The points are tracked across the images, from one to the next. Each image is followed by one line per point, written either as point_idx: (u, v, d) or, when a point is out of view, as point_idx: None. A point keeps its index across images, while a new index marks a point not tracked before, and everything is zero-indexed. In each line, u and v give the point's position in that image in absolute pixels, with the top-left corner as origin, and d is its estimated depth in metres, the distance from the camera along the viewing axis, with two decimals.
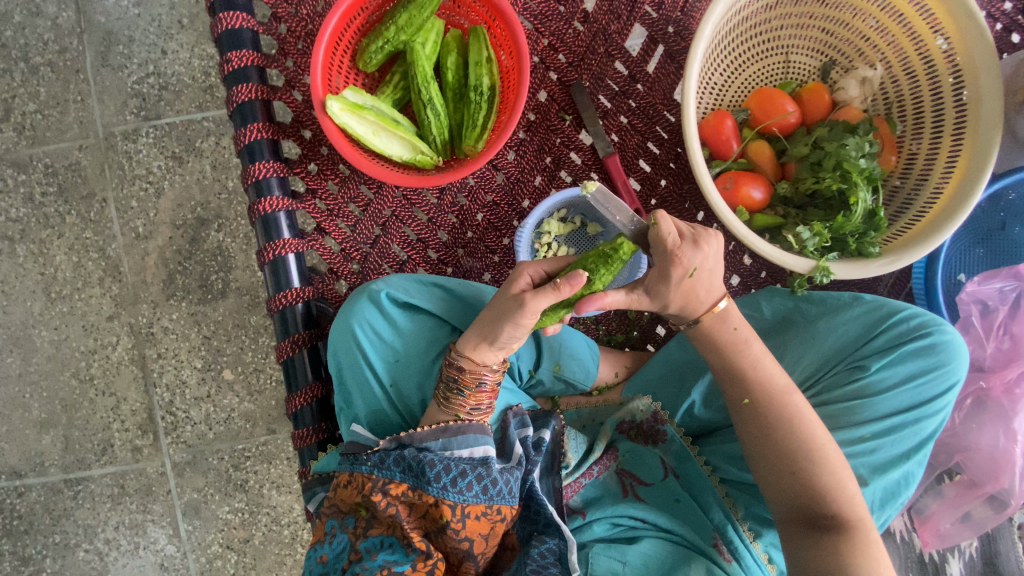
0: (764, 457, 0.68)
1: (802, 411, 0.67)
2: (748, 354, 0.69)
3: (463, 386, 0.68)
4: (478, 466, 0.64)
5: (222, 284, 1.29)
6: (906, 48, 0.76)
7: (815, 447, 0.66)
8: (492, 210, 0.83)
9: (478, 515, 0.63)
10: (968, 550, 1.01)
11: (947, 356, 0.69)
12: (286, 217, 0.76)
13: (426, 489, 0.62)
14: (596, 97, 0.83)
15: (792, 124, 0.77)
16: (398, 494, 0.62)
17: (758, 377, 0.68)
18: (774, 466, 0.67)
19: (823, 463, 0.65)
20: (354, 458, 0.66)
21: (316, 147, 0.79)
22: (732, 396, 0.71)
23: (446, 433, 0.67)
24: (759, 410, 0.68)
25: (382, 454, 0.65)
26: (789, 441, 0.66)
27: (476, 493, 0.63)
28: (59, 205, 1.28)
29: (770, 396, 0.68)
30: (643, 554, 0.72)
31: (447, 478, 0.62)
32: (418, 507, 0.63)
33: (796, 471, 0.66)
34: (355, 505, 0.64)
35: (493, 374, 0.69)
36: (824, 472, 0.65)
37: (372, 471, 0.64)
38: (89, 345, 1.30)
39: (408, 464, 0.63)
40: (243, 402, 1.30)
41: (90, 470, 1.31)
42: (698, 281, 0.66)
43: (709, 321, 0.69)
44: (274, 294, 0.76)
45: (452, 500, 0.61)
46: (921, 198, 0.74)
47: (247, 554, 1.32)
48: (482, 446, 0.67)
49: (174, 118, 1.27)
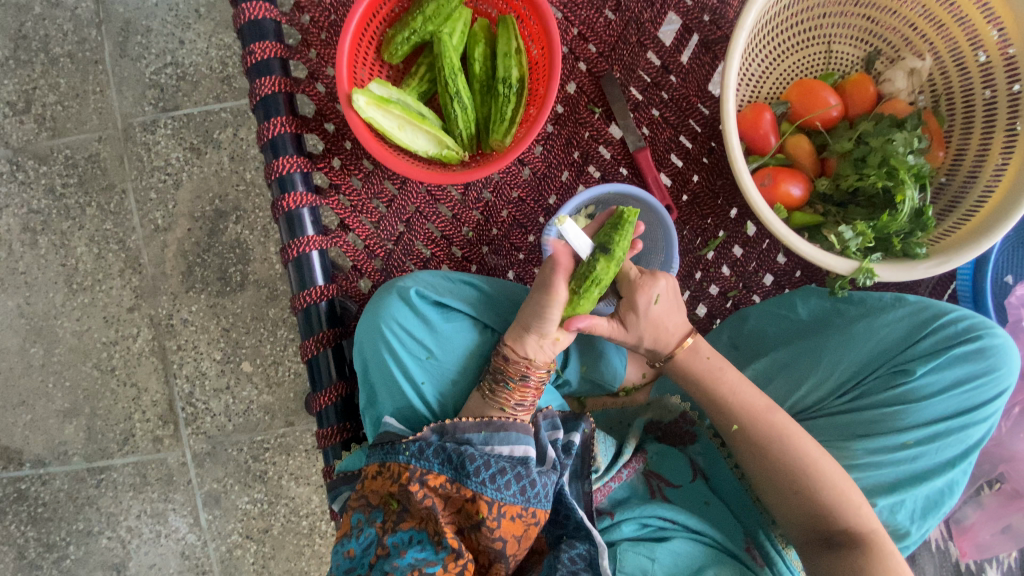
0: (765, 480, 0.67)
1: (789, 427, 0.67)
2: (724, 382, 0.69)
3: (507, 377, 0.68)
4: (518, 465, 0.63)
5: (240, 277, 1.29)
6: (956, 38, 0.72)
7: (811, 463, 0.65)
8: (518, 207, 0.81)
9: (514, 516, 0.62)
10: (1007, 560, 0.96)
11: (997, 361, 0.66)
12: (310, 214, 0.74)
13: (465, 482, 0.61)
14: (627, 89, 0.80)
15: (834, 118, 0.74)
16: (435, 486, 0.62)
17: (739, 402, 0.68)
18: (778, 487, 0.66)
19: (821, 478, 0.64)
20: (389, 447, 0.65)
21: (339, 141, 0.77)
22: (721, 423, 0.70)
23: (489, 427, 0.66)
24: (750, 433, 0.67)
25: (422, 444, 0.64)
26: (784, 460, 0.65)
27: (514, 493, 0.62)
28: (79, 197, 1.28)
29: (756, 418, 0.68)
30: (672, 554, 0.70)
31: (486, 473, 0.62)
32: (454, 502, 0.62)
33: (796, 492, 0.65)
34: (386, 499, 0.64)
35: (537, 370, 0.69)
36: (826, 488, 0.63)
37: (409, 462, 0.63)
38: (110, 336, 1.30)
39: (448, 456, 0.63)
40: (262, 394, 1.31)
41: (113, 459, 1.32)
42: (663, 310, 0.70)
43: (681, 355, 0.72)
44: (297, 291, 0.75)
45: (489, 497, 0.61)
46: (971, 195, 0.70)
47: (266, 543, 1.33)
48: (522, 446, 0.65)
49: (192, 109, 1.26)
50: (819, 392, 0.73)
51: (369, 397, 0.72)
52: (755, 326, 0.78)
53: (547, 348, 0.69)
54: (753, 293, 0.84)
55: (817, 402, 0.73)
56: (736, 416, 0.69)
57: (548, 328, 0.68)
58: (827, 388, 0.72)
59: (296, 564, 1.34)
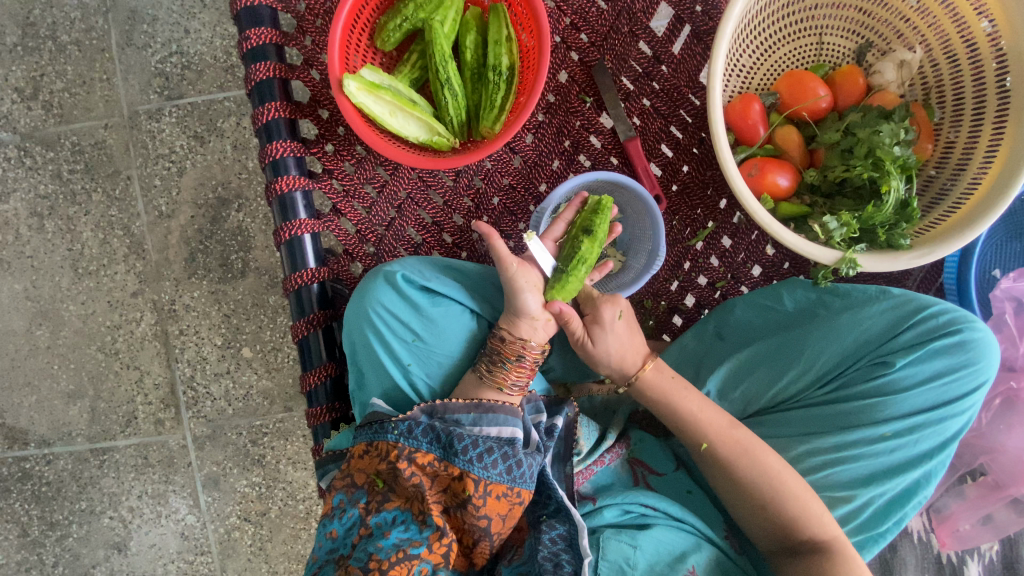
0: (734, 495, 0.68)
1: (754, 441, 0.68)
2: (689, 400, 0.70)
3: (506, 356, 0.69)
4: (503, 445, 0.64)
5: (241, 263, 1.31)
6: (947, 30, 0.72)
7: (775, 476, 0.66)
8: (509, 194, 0.82)
9: (500, 495, 0.63)
10: (989, 552, 0.88)
11: (976, 354, 0.67)
12: (303, 198, 0.76)
13: (452, 461, 0.63)
14: (618, 79, 0.80)
15: (823, 109, 0.74)
16: (423, 464, 0.63)
17: (706, 420, 0.69)
18: (746, 501, 0.67)
19: (787, 492, 0.65)
20: (378, 426, 0.66)
21: (333, 127, 0.78)
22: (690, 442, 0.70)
23: (478, 408, 0.67)
24: (719, 451, 0.68)
25: (411, 424, 0.65)
26: (750, 476, 0.66)
27: (500, 472, 0.63)
28: (85, 182, 1.31)
29: (722, 435, 0.68)
30: (654, 540, 0.69)
31: (474, 452, 0.63)
32: (440, 480, 0.63)
33: (762, 506, 0.66)
34: (370, 479, 0.65)
35: (533, 350, 0.70)
36: (790, 501, 0.65)
37: (397, 441, 0.64)
38: (114, 320, 1.33)
39: (436, 435, 0.64)
40: (261, 379, 1.33)
41: (115, 441, 1.35)
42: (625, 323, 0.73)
43: (645, 376, 0.72)
44: (290, 273, 0.77)
45: (476, 475, 0.62)
46: (958, 188, 0.70)
47: (264, 526, 1.36)
48: (510, 427, 0.66)
49: (196, 97, 1.28)
50: (801, 382, 0.73)
51: (358, 379, 0.74)
52: (741, 317, 0.78)
53: (539, 329, 0.71)
54: (741, 284, 0.84)
55: (798, 392, 0.74)
56: (705, 435, 0.69)
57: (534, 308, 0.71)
58: (809, 379, 0.73)
59: (292, 546, 1.36)
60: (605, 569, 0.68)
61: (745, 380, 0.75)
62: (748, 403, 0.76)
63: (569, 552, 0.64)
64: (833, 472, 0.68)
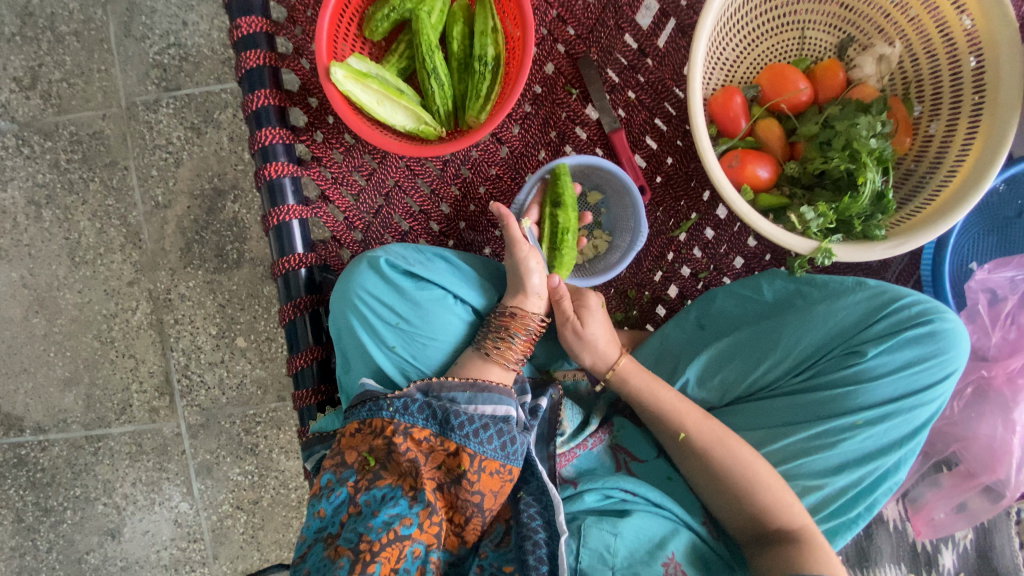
0: (708, 486, 0.69)
1: (728, 433, 0.69)
2: (664, 394, 0.72)
3: (513, 330, 0.71)
4: (499, 422, 0.65)
5: (236, 254, 1.33)
6: (927, 26, 0.73)
7: (749, 466, 0.67)
8: (495, 183, 0.83)
9: (493, 471, 0.64)
10: (963, 542, 0.89)
11: (946, 343, 0.68)
12: (291, 184, 0.77)
13: (448, 436, 0.63)
14: (604, 71, 0.82)
15: (803, 102, 0.76)
16: (418, 440, 0.64)
17: (683, 410, 0.71)
18: (720, 491, 0.68)
19: (758, 483, 0.66)
20: (373, 404, 0.66)
21: (323, 116, 0.80)
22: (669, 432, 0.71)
23: (473, 387, 0.67)
24: (697, 441, 0.69)
25: (406, 401, 0.65)
26: (725, 467, 0.67)
27: (495, 448, 0.64)
28: (83, 172, 1.32)
29: (699, 424, 0.70)
30: (635, 528, 0.68)
31: (470, 427, 0.64)
32: (435, 456, 0.64)
33: (736, 496, 0.67)
34: (362, 457, 0.65)
35: (538, 324, 0.73)
36: (763, 492, 0.66)
37: (393, 417, 0.64)
38: (110, 309, 1.35)
39: (432, 412, 0.65)
40: (255, 369, 1.34)
41: (110, 428, 1.37)
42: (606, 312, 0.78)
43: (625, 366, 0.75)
44: (278, 258, 0.78)
45: (472, 449, 0.63)
46: (933, 181, 0.71)
47: (256, 514, 1.37)
48: (504, 406, 0.66)
49: (193, 89, 1.30)
50: (777, 371, 0.74)
51: (346, 366, 0.74)
52: (722, 307, 0.79)
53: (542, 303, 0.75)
54: (724, 275, 0.86)
55: (774, 380, 0.75)
56: (684, 425, 0.70)
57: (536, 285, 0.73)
58: (784, 368, 0.74)
59: (284, 534, 1.38)
60: (586, 557, 0.67)
61: (724, 368, 0.76)
62: (726, 391, 0.76)
63: (545, 530, 0.65)
64: (806, 460, 0.69)
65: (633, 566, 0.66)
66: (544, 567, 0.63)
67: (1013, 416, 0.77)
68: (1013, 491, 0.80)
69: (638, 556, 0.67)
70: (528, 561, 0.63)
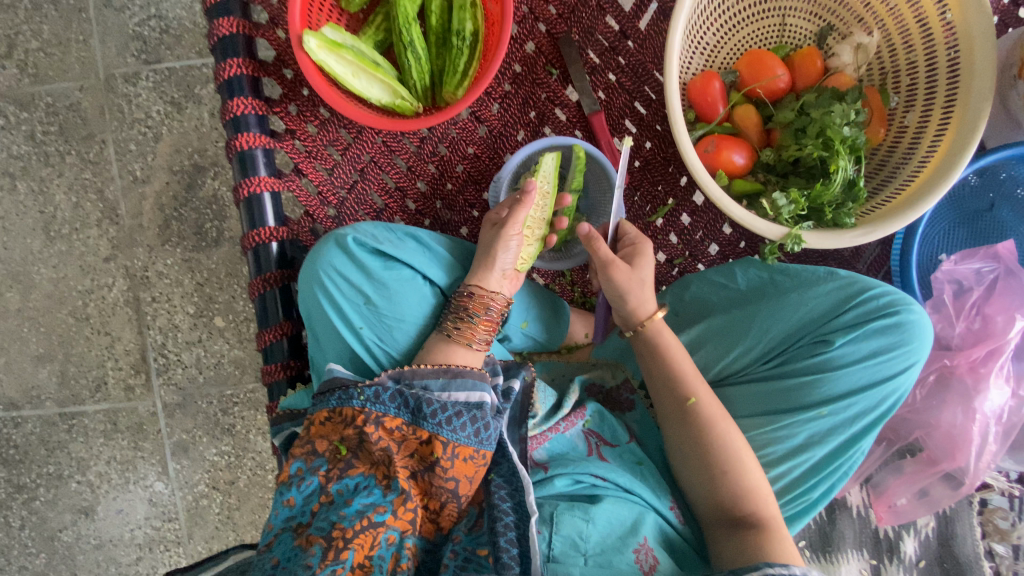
0: (695, 466, 0.67)
1: (725, 414, 0.68)
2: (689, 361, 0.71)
3: (473, 309, 0.68)
4: (473, 408, 0.62)
5: (216, 233, 1.30)
6: (905, 15, 0.73)
7: (735, 450, 0.66)
8: (473, 162, 0.83)
9: (466, 457, 0.61)
10: (925, 529, 0.90)
11: (911, 334, 0.68)
12: (263, 155, 0.77)
13: (421, 425, 0.61)
14: (585, 52, 0.81)
15: (781, 89, 0.76)
16: (390, 429, 0.61)
17: (700, 380, 0.69)
18: (703, 475, 0.67)
19: (742, 468, 0.65)
20: (343, 393, 0.63)
21: (297, 87, 0.79)
22: (677, 398, 0.69)
23: (447, 373, 0.64)
24: (704, 409, 0.67)
25: (377, 389, 0.62)
26: (716, 450, 0.66)
27: (468, 435, 0.61)
28: (59, 145, 1.29)
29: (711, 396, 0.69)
30: (605, 513, 0.67)
31: (443, 415, 0.61)
32: (408, 445, 0.62)
33: (719, 475, 0.65)
34: (333, 446, 0.63)
35: (501, 304, 0.70)
36: (747, 475, 0.65)
37: (363, 406, 0.61)
38: (85, 285, 1.32)
39: (404, 400, 0.62)
40: (233, 349, 1.33)
41: (85, 406, 1.35)
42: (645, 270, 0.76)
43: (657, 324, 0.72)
44: (249, 231, 0.78)
45: (445, 438, 0.61)
46: (905, 171, 0.72)
47: (232, 495, 1.36)
48: (478, 392, 0.63)
49: (174, 63, 1.27)
50: (746, 358, 0.73)
51: (316, 344, 0.72)
52: (695, 295, 0.79)
53: (506, 285, 0.72)
54: (699, 262, 0.86)
55: (743, 367, 0.74)
56: (696, 390, 0.69)
57: (509, 264, 0.71)
58: (753, 355, 0.73)
59: (260, 516, 1.37)
60: (558, 543, 0.65)
61: (694, 354, 0.76)
62: None
63: (515, 513, 0.62)
64: (771, 447, 0.69)
65: (604, 552, 0.65)
66: (514, 550, 0.60)
67: (974, 404, 0.78)
68: (972, 478, 0.80)
69: (610, 543, 0.65)
70: (499, 544, 0.60)
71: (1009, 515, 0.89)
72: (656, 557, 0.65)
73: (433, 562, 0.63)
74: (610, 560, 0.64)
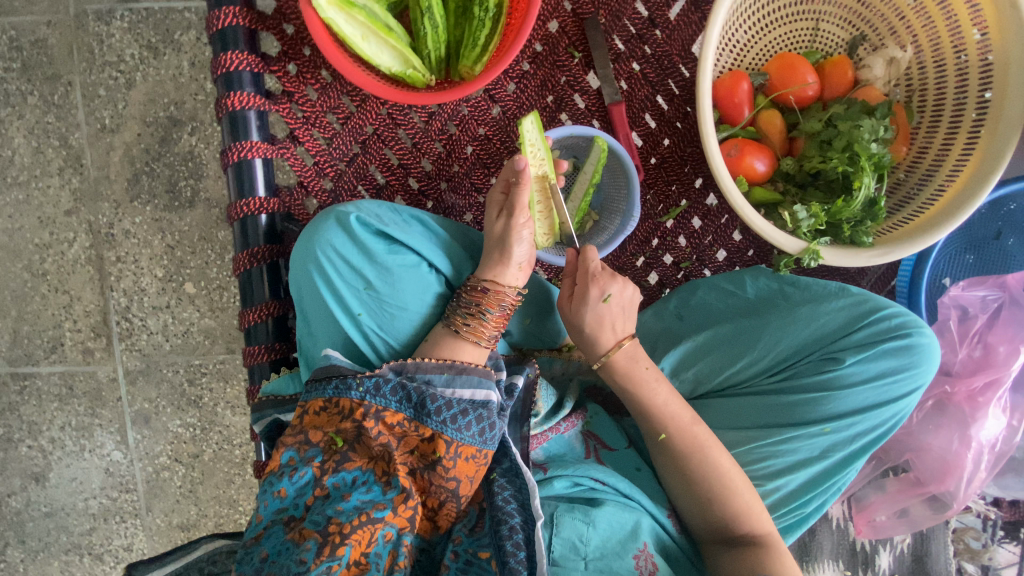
0: (681, 489, 0.67)
1: (706, 440, 0.66)
2: (658, 393, 0.68)
3: (484, 306, 0.64)
4: (478, 407, 0.59)
5: (190, 192, 1.21)
6: (940, 32, 0.71)
7: (722, 473, 0.65)
8: (483, 145, 0.78)
9: (468, 457, 0.58)
10: (901, 544, 0.90)
11: (921, 358, 0.67)
12: (256, 118, 0.70)
13: (424, 422, 0.58)
14: (610, 37, 0.77)
15: (809, 97, 0.73)
16: (391, 424, 0.58)
17: (670, 412, 0.67)
18: (691, 496, 0.67)
19: (731, 490, 0.64)
20: (340, 382, 0.59)
21: (298, 46, 0.72)
22: (649, 430, 0.69)
23: (451, 369, 0.60)
24: (677, 443, 0.66)
25: (378, 380, 0.58)
26: (700, 476, 0.65)
27: (473, 434, 0.58)
28: (21, 83, 1.17)
29: (682, 429, 0.67)
30: (607, 518, 0.65)
31: (448, 413, 0.58)
32: (408, 441, 0.58)
33: (708, 500, 0.65)
34: (329, 437, 0.58)
35: (514, 298, 0.66)
36: (737, 498, 0.64)
37: (363, 399, 0.58)
38: (43, 239, 1.22)
39: (407, 394, 0.58)
40: (204, 318, 1.25)
41: (39, 367, 1.26)
42: (610, 308, 0.70)
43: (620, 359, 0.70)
44: (236, 200, 0.72)
45: (449, 436, 0.57)
46: (923, 194, 0.71)
47: (195, 469, 1.30)
48: (484, 390, 0.60)
49: (152, 3, 1.15)
50: (753, 369, 0.72)
51: (306, 327, 0.67)
52: (702, 300, 0.77)
53: (522, 278, 0.68)
54: (705, 267, 0.84)
55: (748, 378, 0.73)
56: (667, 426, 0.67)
57: (519, 255, 0.66)
58: (760, 367, 0.72)
59: (224, 492, 1.31)
60: (558, 547, 0.64)
61: (700, 361, 0.74)
62: (697, 385, 0.75)
63: (520, 513, 0.60)
64: (771, 461, 0.68)
65: (605, 557, 0.64)
66: (522, 554, 0.57)
67: (970, 432, 0.80)
68: (958, 503, 0.82)
69: (612, 547, 0.64)
70: (504, 548, 0.58)
71: (981, 535, 0.92)
72: (656, 564, 0.65)
73: (427, 561, 0.61)
74: (610, 565, 0.63)
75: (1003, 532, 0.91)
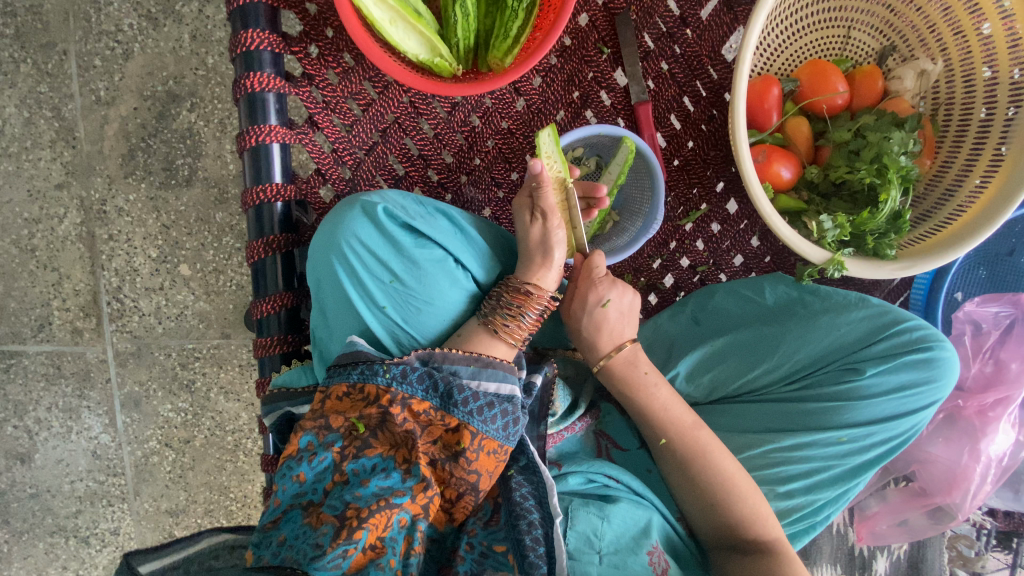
0: (686, 494, 0.67)
1: (709, 444, 0.66)
2: (656, 399, 0.67)
3: (526, 309, 0.63)
4: (503, 401, 0.58)
5: (188, 171, 1.17)
6: (972, 47, 0.71)
7: (728, 477, 0.65)
8: (506, 138, 0.76)
9: (490, 451, 0.57)
10: (898, 551, 0.94)
11: (940, 372, 0.68)
12: (276, 101, 0.67)
13: (450, 411, 0.56)
14: (641, 34, 0.75)
15: (838, 106, 0.72)
16: (417, 412, 0.56)
17: (671, 415, 0.67)
18: (695, 500, 0.66)
19: (738, 495, 0.64)
20: (365, 366, 0.57)
21: (321, 27, 0.69)
22: (650, 436, 0.68)
23: (477, 362, 0.59)
24: (679, 447, 0.66)
25: (404, 368, 0.57)
26: (706, 481, 0.65)
27: (497, 428, 0.57)
28: (12, 50, 1.11)
29: (683, 433, 0.66)
30: (621, 514, 0.65)
31: (474, 404, 0.57)
32: (432, 430, 0.57)
33: (715, 505, 0.65)
34: (350, 422, 0.57)
35: (552, 303, 0.65)
36: (743, 503, 0.64)
37: (389, 385, 0.56)
38: (33, 213, 1.17)
39: (434, 383, 0.57)
40: (198, 301, 1.22)
41: (25, 345, 1.22)
42: (608, 313, 0.69)
43: (619, 362, 0.69)
44: (250, 186, 0.69)
45: (475, 428, 0.56)
46: (946, 209, 0.72)
47: (186, 454, 1.27)
48: (508, 385, 0.60)
49: None
50: (770, 376, 0.73)
51: (323, 318, 0.65)
52: (719, 304, 0.77)
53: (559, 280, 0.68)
54: (721, 272, 0.84)
55: (765, 385, 0.73)
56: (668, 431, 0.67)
57: (557, 254, 0.65)
58: (778, 374, 0.73)
59: (215, 478, 1.29)
60: (573, 539, 0.63)
61: (717, 366, 0.74)
62: (712, 391, 0.75)
63: (538, 510, 0.59)
64: (785, 467, 0.69)
65: (619, 552, 0.63)
66: (541, 549, 0.57)
67: (980, 446, 0.81)
68: (963, 514, 0.84)
69: (625, 543, 0.64)
70: (524, 542, 0.57)
71: (974, 543, 0.95)
72: (668, 561, 0.65)
73: (437, 550, 0.60)
74: (624, 561, 0.62)
75: (995, 541, 0.95)
